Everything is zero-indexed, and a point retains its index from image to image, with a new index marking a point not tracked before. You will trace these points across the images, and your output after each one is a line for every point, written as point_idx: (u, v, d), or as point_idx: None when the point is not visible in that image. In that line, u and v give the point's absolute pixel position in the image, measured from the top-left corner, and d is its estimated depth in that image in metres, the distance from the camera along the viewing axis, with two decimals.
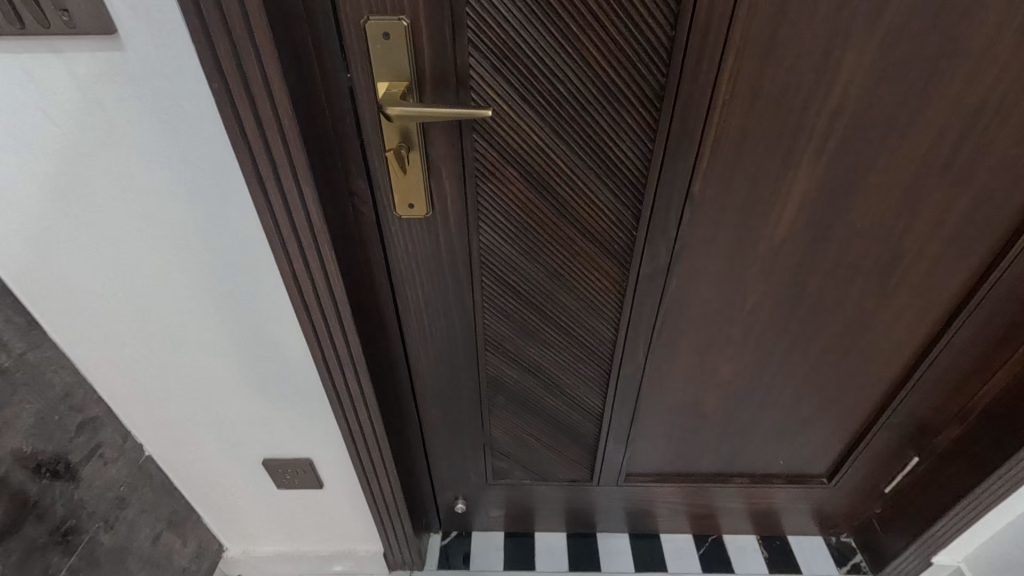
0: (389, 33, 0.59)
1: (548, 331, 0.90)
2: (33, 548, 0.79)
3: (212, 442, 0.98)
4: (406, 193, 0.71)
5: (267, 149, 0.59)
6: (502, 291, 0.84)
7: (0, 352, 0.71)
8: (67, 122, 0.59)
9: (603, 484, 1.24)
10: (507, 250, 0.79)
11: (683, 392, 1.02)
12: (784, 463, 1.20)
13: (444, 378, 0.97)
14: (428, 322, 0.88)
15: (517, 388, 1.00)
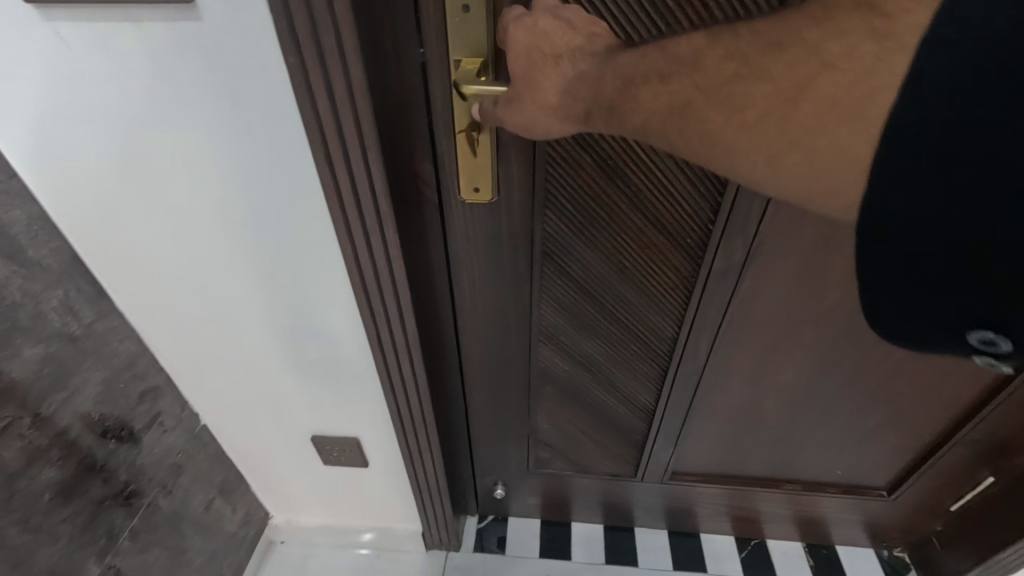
0: (468, 6, 0.55)
1: (605, 325, 0.87)
2: (100, 507, 0.80)
3: (263, 416, 0.99)
4: (473, 177, 0.68)
5: (339, 127, 0.57)
6: (561, 280, 0.81)
7: (72, 320, 0.72)
8: (141, 94, 0.58)
9: (646, 480, 1.21)
10: (571, 239, 0.76)
11: (743, 394, 0.97)
12: (842, 472, 1.15)
13: (494, 368, 0.95)
14: (484, 311, 0.86)
15: (568, 381, 0.98)
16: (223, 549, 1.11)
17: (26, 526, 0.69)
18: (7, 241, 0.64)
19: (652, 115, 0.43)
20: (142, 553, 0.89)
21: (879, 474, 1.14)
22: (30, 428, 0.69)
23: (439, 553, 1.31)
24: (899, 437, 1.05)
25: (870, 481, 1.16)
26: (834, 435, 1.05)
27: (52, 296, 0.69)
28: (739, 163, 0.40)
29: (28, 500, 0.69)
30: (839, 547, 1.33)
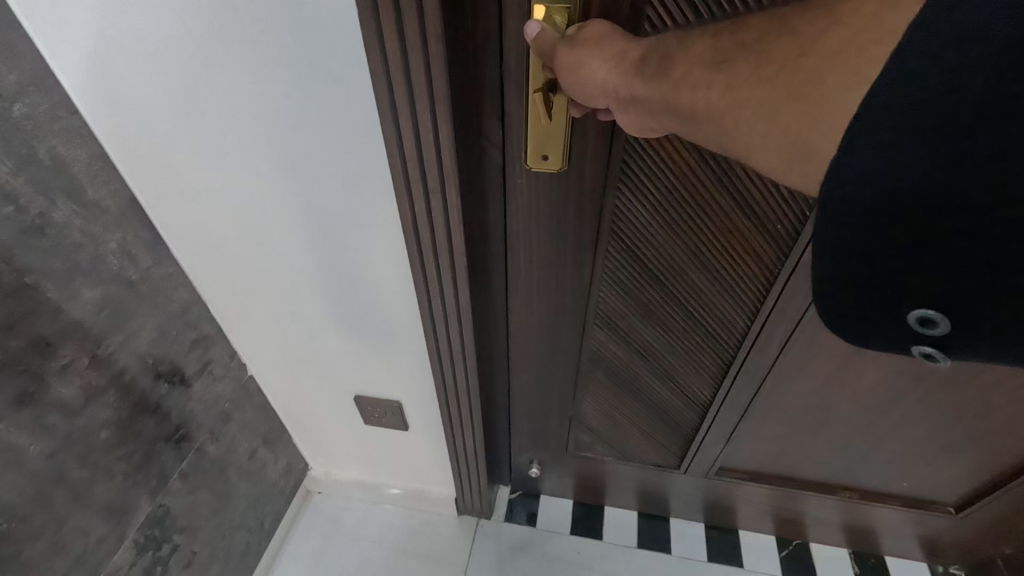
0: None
1: (669, 312, 0.82)
2: (153, 448, 0.81)
3: (309, 372, 1.00)
4: (542, 143, 0.62)
5: (408, 74, 0.52)
6: (626, 262, 0.76)
7: (129, 264, 0.72)
8: (200, 29, 0.54)
9: (690, 473, 1.16)
10: (643, 218, 0.70)
11: (810, 395, 0.90)
12: (908, 485, 1.08)
13: (545, 349, 0.92)
14: (539, 289, 0.81)
15: (620, 367, 0.93)
16: (266, 496, 1.14)
17: (85, 461, 0.70)
18: (67, 179, 0.62)
19: (687, 68, 0.43)
20: (190, 495, 0.90)
21: (948, 490, 1.06)
22: (89, 366, 0.69)
23: (470, 521, 1.32)
24: (980, 455, 0.96)
25: (936, 496, 1.09)
26: (905, 446, 0.98)
27: (111, 239, 0.68)
28: (743, 119, 0.38)
29: (87, 438, 0.70)
30: (889, 558, 1.26)
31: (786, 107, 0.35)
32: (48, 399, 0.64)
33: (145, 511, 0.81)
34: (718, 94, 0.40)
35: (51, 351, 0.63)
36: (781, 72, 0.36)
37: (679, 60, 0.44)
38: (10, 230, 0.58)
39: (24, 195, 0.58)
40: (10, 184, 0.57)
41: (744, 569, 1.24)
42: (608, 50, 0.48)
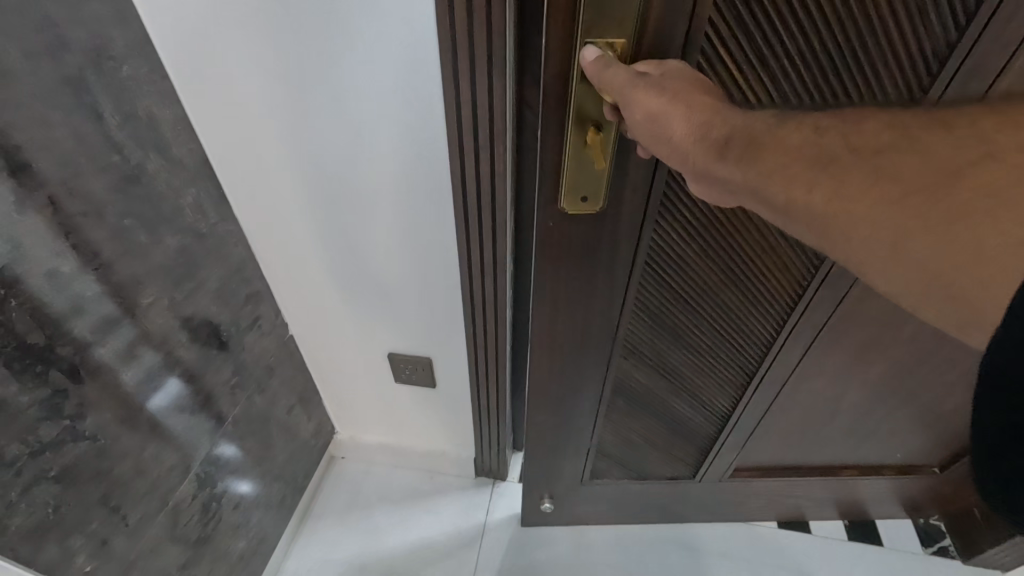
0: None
1: (693, 332, 0.92)
2: (214, 393, 0.89)
3: (350, 334, 1.09)
4: (584, 181, 0.65)
5: (471, 43, 0.60)
6: (658, 292, 0.84)
7: (200, 217, 0.80)
8: (291, 20, 0.64)
9: (706, 481, 1.24)
10: (674, 254, 0.79)
11: (815, 383, 1.00)
12: (903, 455, 1.19)
13: (567, 385, 0.96)
14: (562, 332, 0.86)
15: (644, 388, 1.02)
16: (300, 454, 1.22)
17: (161, 394, 0.78)
18: (156, 136, 0.70)
19: (782, 164, 0.42)
20: (240, 440, 0.98)
21: (932, 450, 1.18)
22: (167, 307, 0.76)
23: (486, 481, 1.42)
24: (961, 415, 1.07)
25: (922, 459, 1.20)
26: (898, 417, 1.08)
27: (187, 193, 0.76)
28: (857, 238, 0.39)
29: (162, 373, 0.78)
30: (879, 521, 1.37)
31: (912, 240, 0.37)
32: (137, 332, 0.72)
33: (205, 448, 0.89)
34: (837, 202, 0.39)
35: (139, 289, 0.71)
36: (906, 198, 0.37)
37: (770, 152, 0.43)
38: (116, 176, 0.65)
39: (126, 146, 0.66)
40: (117, 135, 0.65)
41: (742, 523, 1.36)
42: (697, 111, 0.48)
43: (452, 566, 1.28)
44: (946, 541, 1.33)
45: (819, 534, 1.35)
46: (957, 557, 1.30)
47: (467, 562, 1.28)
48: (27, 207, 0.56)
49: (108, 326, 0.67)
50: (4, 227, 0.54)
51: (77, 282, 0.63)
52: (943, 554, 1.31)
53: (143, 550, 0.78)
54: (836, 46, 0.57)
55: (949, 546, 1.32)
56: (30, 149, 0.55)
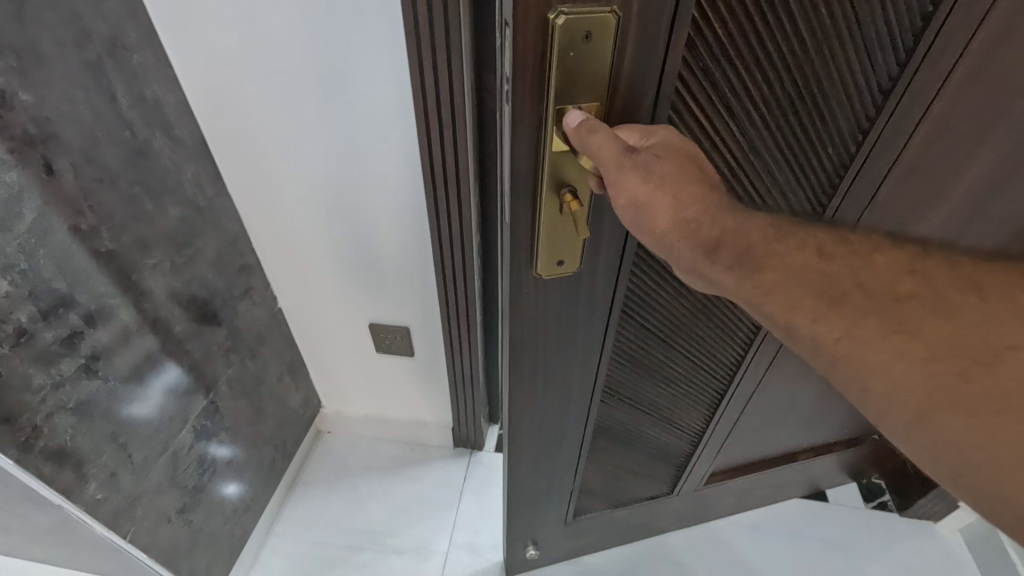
0: (591, 32, 0.45)
1: (668, 363, 0.97)
2: (209, 353, 0.99)
3: (334, 306, 1.19)
4: (556, 249, 0.61)
5: (431, 35, 0.71)
6: (636, 335, 0.87)
7: (199, 192, 0.90)
8: (278, 15, 0.75)
9: (683, 492, 1.27)
10: (650, 298, 0.81)
11: (776, 380, 1.08)
12: (849, 429, 1.30)
13: (546, 431, 0.92)
14: (541, 388, 0.83)
15: (624, 422, 1.06)
16: (288, 422, 1.31)
17: (163, 348, 0.87)
18: (161, 116, 0.80)
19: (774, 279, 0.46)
20: (233, 401, 1.08)
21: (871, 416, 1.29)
22: (169, 270, 0.86)
23: (464, 451, 1.52)
24: None
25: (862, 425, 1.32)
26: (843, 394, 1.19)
27: (188, 169, 0.87)
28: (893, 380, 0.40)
29: (164, 329, 0.87)
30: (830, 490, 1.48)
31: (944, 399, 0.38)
32: (143, 288, 0.82)
33: (201, 403, 0.98)
34: (874, 352, 0.41)
35: (146, 251, 0.81)
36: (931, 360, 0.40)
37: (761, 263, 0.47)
38: (127, 150, 0.76)
39: (135, 124, 0.76)
40: (128, 114, 0.75)
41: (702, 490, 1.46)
42: (684, 207, 0.49)
43: (432, 524, 1.38)
44: (885, 497, 1.46)
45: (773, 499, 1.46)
46: (894, 510, 1.43)
47: (446, 525, 1.38)
48: (53, 171, 0.66)
49: (118, 281, 0.77)
50: (36, 186, 0.64)
51: (93, 239, 0.73)
52: (882, 508, 1.44)
53: (146, 489, 0.88)
54: (792, 89, 0.61)
55: (888, 501, 1.45)
56: (58, 122, 0.66)
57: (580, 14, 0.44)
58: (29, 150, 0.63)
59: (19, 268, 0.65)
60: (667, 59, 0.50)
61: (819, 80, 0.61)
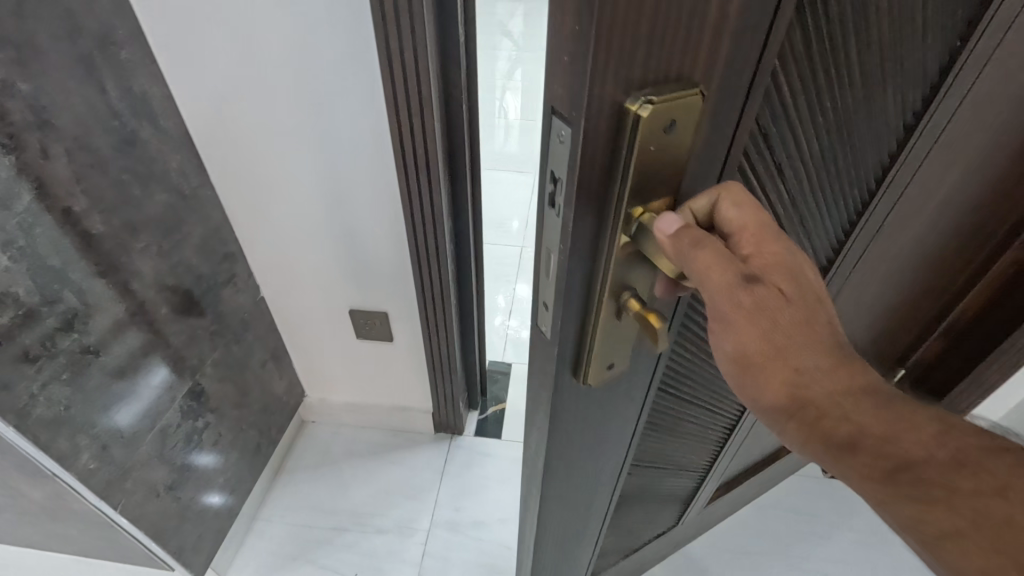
0: (674, 120, 0.34)
1: (688, 417, 0.86)
2: (194, 336, 1.04)
3: (314, 294, 1.24)
4: (611, 356, 0.48)
5: (398, 28, 0.79)
6: (663, 403, 0.74)
7: (184, 181, 0.95)
8: (255, 12, 0.81)
9: (686, 520, 1.22)
10: (682, 362, 0.68)
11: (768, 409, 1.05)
12: None
13: (570, 525, 0.76)
14: (569, 490, 0.66)
15: (641, 491, 0.94)
16: (271, 407, 1.36)
17: (150, 327, 0.93)
18: (148, 108, 0.86)
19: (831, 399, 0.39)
20: (218, 383, 1.13)
21: None
22: (156, 253, 0.92)
23: (445, 436, 1.57)
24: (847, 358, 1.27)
25: None
26: None
27: (173, 159, 0.92)
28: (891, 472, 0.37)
29: (152, 309, 0.93)
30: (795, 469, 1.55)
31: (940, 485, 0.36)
32: (131, 269, 0.87)
33: (186, 385, 1.03)
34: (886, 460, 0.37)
35: (134, 234, 0.87)
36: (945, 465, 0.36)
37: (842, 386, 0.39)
38: (116, 138, 0.81)
39: (124, 115, 0.82)
40: (118, 106, 0.81)
41: None
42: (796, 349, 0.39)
43: (413, 505, 1.43)
44: None
45: None
46: None
47: (428, 504, 1.44)
48: (48, 155, 0.72)
49: (108, 261, 0.83)
50: (33, 168, 0.70)
51: (85, 220, 0.78)
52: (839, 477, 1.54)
53: (134, 462, 0.93)
54: (829, 130, 0.52)
55: None
56: (53, 110, 0.71)
57: (666, 101, 0.33)
58: (27, 135, 0.69)
59: (17, 245, 0.70)
60: (736, 141, 0.40)
61: (843, 139, 0.54)
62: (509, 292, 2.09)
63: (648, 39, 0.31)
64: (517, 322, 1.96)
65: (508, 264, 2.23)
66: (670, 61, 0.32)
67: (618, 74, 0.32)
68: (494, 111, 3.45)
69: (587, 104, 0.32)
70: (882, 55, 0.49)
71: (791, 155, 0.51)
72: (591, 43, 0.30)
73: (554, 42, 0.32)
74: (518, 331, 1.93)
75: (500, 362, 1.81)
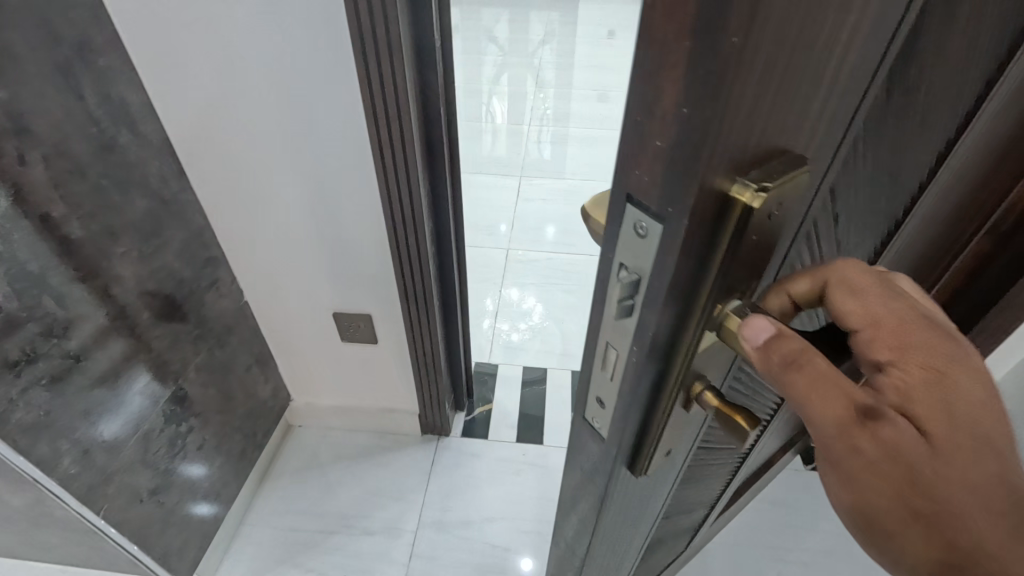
0: (777, 205, 0.30)
1: (734, 457, 0.80)
2: (176, 340, 1.05)
3: (298, 297, 1.25)
4: (674, 437, 0.46)
5: (373, 32, 0.80)
6: (716, 451, 0.68)
7: (164, 187, 0.96)
8: (231, 19, 0.82)
9: (697, 542, 1.18)
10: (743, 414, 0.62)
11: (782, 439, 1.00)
12: None
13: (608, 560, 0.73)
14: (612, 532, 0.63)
15: (669, 529, 0.90)
16: (256, 411, 1.37)
17: (132, 332, 0.93)
18: (127, 114, 0.87)
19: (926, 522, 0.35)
20: (202, 387, 1.14)
21: None
22: (137, 258, 0.93)
23: (432, 438, 1.58)
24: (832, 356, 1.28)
25: None
26: None
27: (153, 165, 0.93)
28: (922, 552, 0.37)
29: (133, 314, 0.94)
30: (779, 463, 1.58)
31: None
32: (112, 274, 0.88)
33: (169, 390, 1.04)
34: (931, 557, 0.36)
35: (114, 240, 0.87)
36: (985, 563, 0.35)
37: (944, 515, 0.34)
38: (95, 145, 0.82)
39: (102, 122, 0.83)
40: (96, 112, 0.82)
41: None
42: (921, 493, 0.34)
43: (401, 506, 1.44)
44: None
45: None
46: None
47: (415, 505, 1.44)
48: (26, 161, 0.72)
49: (88, 266, 0.84)
50: (11, 175, 0.71)
51: (64, 226, 0.79)
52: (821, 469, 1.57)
53: (117, 467, 0.93)
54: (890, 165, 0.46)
55: None
56: (30, 117, 0.72)
57: (779, 188, 0.29)
58: (4, 143, 0.69)
59: None
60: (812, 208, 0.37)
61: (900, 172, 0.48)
62: (497, 295, 2.11)
63: (763, 118, 0.27)
64: (504, 325, 1.98)
65: (495, 267, 2.25)
66: (772, 133, 0.29)
67: (726, 155, 0.28)
68: (481, 116, 3.48)
69: (689, 192, 0.29)
70: (948, 86, 0.44)
71: (852, 198, 0.45)
72: (709, 131, 0.26)
73: (643, 126, 0.29)
74: (507, 333, 1.94)
75: (487, 363, 1.83)
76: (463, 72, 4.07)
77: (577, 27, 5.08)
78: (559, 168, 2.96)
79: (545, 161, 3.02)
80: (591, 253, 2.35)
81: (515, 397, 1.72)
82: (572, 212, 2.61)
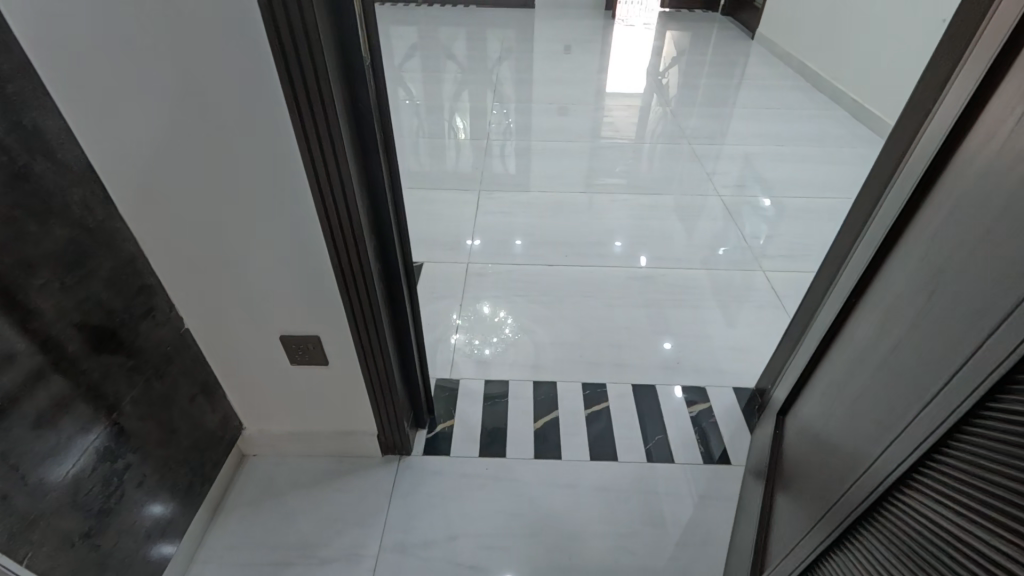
0: None
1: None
2: (108, 373, 1.01)
3: (242, 321, 1.21)
4: None
5: (294, 45, 0.79)
6: None
7: (88, 215, 0.94)
8: (146, 40, 0.80)
9: None
10: None
11: (828, 465, 0.94)
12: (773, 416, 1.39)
13: None
14: None
15: None
16: (204, 442, 1.32)
17: (57, 366, 0.90)
18: (42, 141, 0.84)
19: None
20: (141, 421, 1.10)
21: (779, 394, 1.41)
22: (60, 289, 0.89)
23: (392, 459, 1.56)
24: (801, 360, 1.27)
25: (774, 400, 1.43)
26: None
27: (74, 193, 0.90)
28: None
29: (59, 347, 0.90)
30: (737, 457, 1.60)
31: None
32: (31, 307, 0.84)
33: (101, 426, 1.00)
34: None
35: (32, 271, 0.84)
36: None
37: None
38: (7, 174, 0.79)
39: (14, 150, 0.79)
40: (7, 141, 0.78)
41: (616, 462, 1.58)
42: None
43: (361, 530, 1.40)
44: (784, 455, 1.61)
45: (681, 461, 1.58)
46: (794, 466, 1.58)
47: (376, 528, 1.41)
48: None
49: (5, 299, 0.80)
50: None
51: None
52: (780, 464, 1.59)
53: (45, 510, 0.88)
54: None
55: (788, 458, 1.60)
56: None
57: None
58: None
59: None
60: None
61: None
62: (462, 310, 2.10)
63: None
64: (470, 339, 1.97)
65: (458, 281, 2.25)
66: None
67: None
68: (443, 132, 3.50)
69: None
70: None
71: None
72: None
73: None
74: (474, 348, 1.94)
75: (451, 378, 1.82)
76: (423, 89, 4.09)
77: (535, 43, 5.19)
78: (520, 181, 2.99)
79: (508, 175, 3.05)
80: (554, 263, 2.37)
81: (478, 411, 1.71)
82: (534, 224, 2.63)
